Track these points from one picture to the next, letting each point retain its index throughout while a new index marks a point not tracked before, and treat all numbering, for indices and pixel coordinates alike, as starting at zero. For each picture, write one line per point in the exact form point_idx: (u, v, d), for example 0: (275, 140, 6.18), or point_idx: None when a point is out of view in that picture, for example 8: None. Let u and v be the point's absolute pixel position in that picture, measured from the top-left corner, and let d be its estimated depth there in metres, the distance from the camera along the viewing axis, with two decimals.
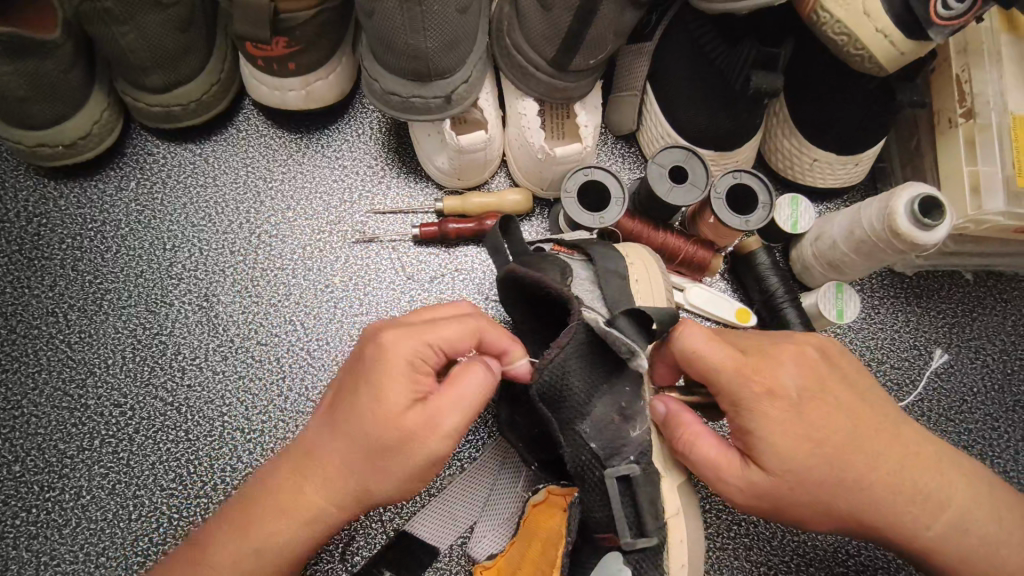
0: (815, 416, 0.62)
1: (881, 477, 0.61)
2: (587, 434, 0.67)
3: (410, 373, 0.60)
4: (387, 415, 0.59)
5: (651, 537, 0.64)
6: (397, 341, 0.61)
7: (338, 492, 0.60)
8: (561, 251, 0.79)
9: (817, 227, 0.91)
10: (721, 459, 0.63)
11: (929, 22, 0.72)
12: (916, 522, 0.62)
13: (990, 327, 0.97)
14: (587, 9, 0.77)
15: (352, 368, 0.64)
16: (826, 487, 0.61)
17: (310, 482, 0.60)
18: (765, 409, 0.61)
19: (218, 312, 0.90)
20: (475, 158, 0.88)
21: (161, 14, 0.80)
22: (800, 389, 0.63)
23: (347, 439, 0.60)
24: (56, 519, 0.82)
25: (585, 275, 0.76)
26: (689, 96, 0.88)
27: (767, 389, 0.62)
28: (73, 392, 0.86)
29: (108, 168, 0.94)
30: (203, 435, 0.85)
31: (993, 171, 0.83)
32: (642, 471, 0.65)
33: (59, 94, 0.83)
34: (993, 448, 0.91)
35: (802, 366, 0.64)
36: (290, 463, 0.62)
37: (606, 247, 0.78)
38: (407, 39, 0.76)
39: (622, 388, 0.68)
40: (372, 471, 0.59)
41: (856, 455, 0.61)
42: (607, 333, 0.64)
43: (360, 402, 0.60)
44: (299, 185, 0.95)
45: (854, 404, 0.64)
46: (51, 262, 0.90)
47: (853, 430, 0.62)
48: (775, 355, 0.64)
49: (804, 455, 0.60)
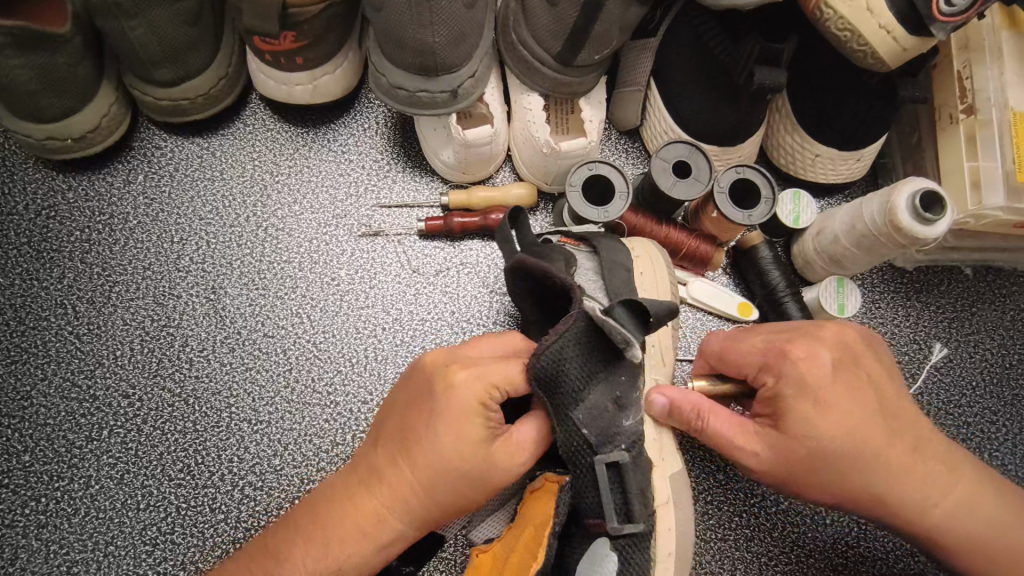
0: (846, 390, 0.63)
1: (893, 455, 0.63)
2: (580, 421, 0.66)
3: (478, 411, 0.63)
4: (470, 451, 0.62)
5: (639, 523, 0.65)
6: (464, 380, 0.63)
7: (411, 515, 0.63)
8: (568, 243, 0.81)
9: (818, 222, 0.92)
10: (737, 431, 0.66)
11: (931, 18, 0.73)
12: (925, 504, 0.64)
13: (989, 322, 0.98)
14: (592, 4, 0.78)
15: (417, 400, 0.65)
16: (846, 457, 0.62)
17: (384, 505, 0.63)
18: (806, 378, 0.63)
19: (226, 304, 0.91)
20: (481, 153, 0.89)
21: (169, 8, 0.81)
22: (835, 364, 0.64)
23: (422, 471, 0.62)
24: (65, 508, 0.82)
25: (589, 266, 0.77)
26: (693, 92, 0.89)
27: (806, 360, 0.64)
28: (82, 382, 0.87)
29: (116, 161, 0.95)
30: (211, 426, 0.86)
31: (993, 165, 0.84)
32: (632, 459, 0.66)
33: (68, 87, 0.83)
34: (991, 442, 0.93)
35: (838, 345, 0.65)
36: (362, 487, 0.64)
37: (610, 240, 0.79)
38: (414, 34, 0.76)
39: (617, 378, 0.68)
40: (450, 497, 0.63)
41: (874, 432, 0.63)
42: (603, 322, 0.63)
43: (433, 435, 0.62)
44: (305, 179, 0.96)
45: (884, 385, 0.65)
46: (59, 255, 0.91)
47: (878, 406, 0.63)
48: (816, 335, 0.66)
49: (830, 425, 0.62)
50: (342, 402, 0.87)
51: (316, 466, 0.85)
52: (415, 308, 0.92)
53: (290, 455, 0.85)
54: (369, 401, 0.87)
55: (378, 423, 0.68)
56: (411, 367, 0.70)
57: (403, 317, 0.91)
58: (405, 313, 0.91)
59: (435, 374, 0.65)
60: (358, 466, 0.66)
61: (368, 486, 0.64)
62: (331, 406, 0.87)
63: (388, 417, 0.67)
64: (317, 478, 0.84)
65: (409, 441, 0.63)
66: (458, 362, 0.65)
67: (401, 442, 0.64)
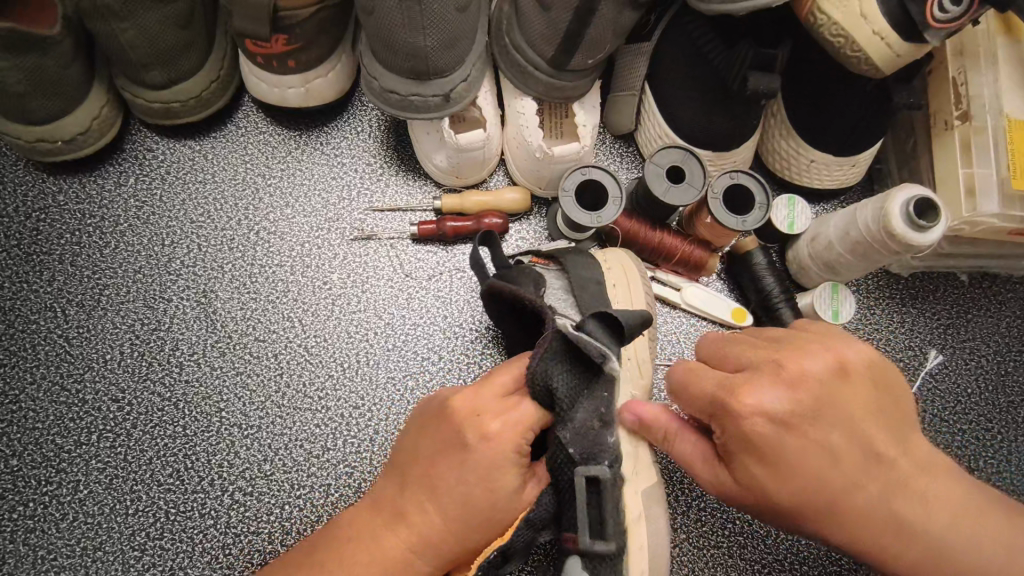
0: (793, 441, 0.59)
1: (852, 504, 0.59)
2: (567, 439, 0.64)
3: (513, 463, 0.63)
4: (495, 497, 0.61)
5: (610, 542, 0.64)
6: (502, 431, 0.63)
7: (437, 560, 0.62)
8: (538, 263, 0.82)
9: (812, 228, 0.92)
10: (699, 460, 0.66)
11: (926, 25, 0.72)
12: (895, 549, 0.60)
13: (985, 329, 0.97)
14: (585, 9, 0.78)
15: (442, 445, 0.63)
16: (800, 507, 0.60)
17: (412, 551, 0.61)
18: (746, 431, 0.60)
19: (216, 307, 0.90)
20: (474, 157, 0.89)
21: (160, 11, 0.80)
22: (791, 411, 0.60)
23: (455, 522, 0.61)
24: (53, 513, 0.82)
25: (558, 284, 0.79)
26: (687, 97, 0.89)
27: (753, 410, 0.60)
28: (71, 386, 0.86)
29: (107, 163, 0.94)
30: (201, 430, 0.86)
31: (988, 172, 0.84)
32: (613, 478, 0.65)
33: (58, 90, 0.83)
34: (986, 449, 0.92)
35: (795, 390, 0.61)
36: (388, 529, 0.63)
37: (579, 255, 0.81)
38: (406, 37, 0.76)
39: (602, 396, 0.67)
40: (472, 543, 0.61)
41: (829, 483, 0.59)
42: (581, 340, 0.63)
43: (468, 486, 0.61)
44: (297, 182, 0.96)
45: (848, 430, 0.60)
46: (49, 257, 0.90)
47: (834, 458, 0.59)
48: (769, 376, 0.62)
49: (772, 479, 0.60)
50: (333, 406, 0.87)
51: (307, 471, 0.84)
52: (406, 312, 0.91)
53: (280, 460, 0.85)
54: (360, 406, 0.87)
55: (397, 459, 0.67)
56: (434, 403, 0.67)
57: (395, 322, 0.91)
58: (397, 318, 0.91)
59: (467, 423, 0.63)
60: (379, 502, 0.65)
61: (390, 522, 0.63)
62: (322, 411, 0.87)
63: (408, 452, 0.66)
64: (308, 484, 0.84)
65: (433, 480, 0.62)
66: (490, 412, 0.64)
67: (424, 480, 0.63)
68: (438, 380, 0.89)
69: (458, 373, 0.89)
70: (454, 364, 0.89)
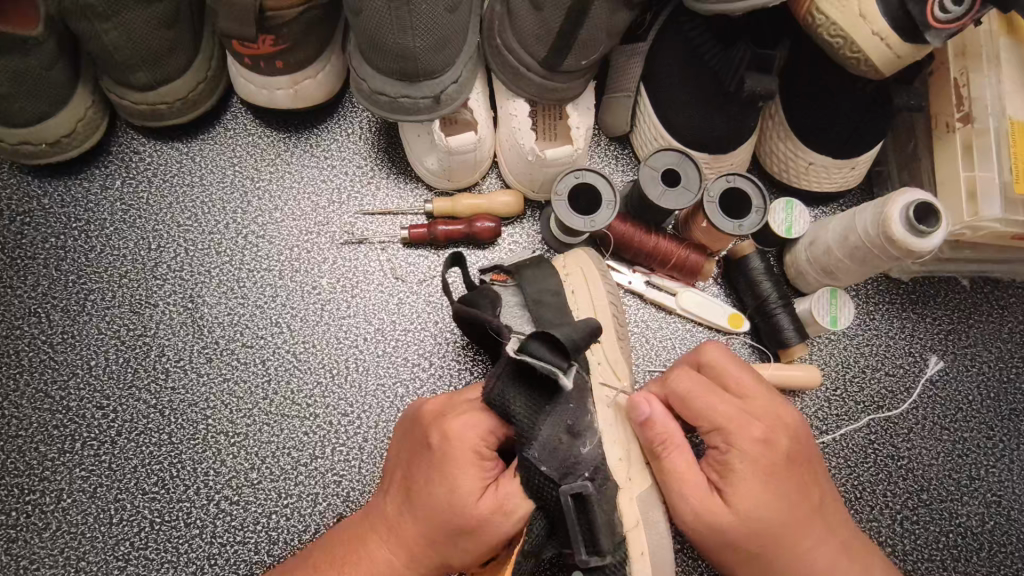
0: (791, 480, 0.64)
1: (817, 549, 0.64)
2: (537, 459, 0.64)
3: (473, 461, 0.63)
4: (461, 498, 0.61)
5: (606, 556, 0.63)
6: (458, 429, 0.64)
7: (418, 563, 0.64)
8: (495, 280, 0.80)
9: (811, 232, 0.90)
10: (691, 487, 0.64)
11: (926, 25, 0.70)
12: None
13: (987, 334, 0.95)
14: (578, 10, 0.76)
15: (416, 450, 0.67)
16: (779, 540, 0.62)
17: (392, 555, 0.64)
18: (759, 456, 0.64)
19: (203, 313, 0.89)
20: (466, 159, 0.87)
21: (146, 11, 0.79)
22: (792, 447, 0.66)
23: (422, 520, 0.63)
24: (36, 523, 0.81)
25: (515, 300, 0.77)
26: (682, 100, 0.87)
27: (762, 441, 0.64)
28: (56, 393, 0.85)
29: (91, 166, 0.92)
30: (186, 438, 0.84)
31: (990, 176, 0.82)
32: (597, 489, 0.64)
33: (41, 91, 0.81)
34: (987, 458, 0.91)
35: (793, 435, 0.67)
36: (376, 535, 0.65)
37: (534, 268, 0.78)
38: (395, 38, 0.74)
39: (566, 406, 0.67)
40: (448, 544, 0.62)
41: (804, 525, 0.63)
42: (525, 357, 0.62)
43: (430, 487, 0.63)
44: (286, 186, 0.94)
45: (820, 482, 0.67)
46: (34, 262, 0.89)
47: (813, 502, 0.65)
48: (776, 416, 0.67)
49: (772, 506, 0.62)
50: (322, 413, 0.85)
51: (294, 480, 0.83)
52: (398, 317, 0.90)
53: (267, 468, 0.83)
54: (350, 413, 0.85)
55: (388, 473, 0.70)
56: (408, 415, 0.71)
57: (386, 326, 0.89)
58: (388, 322, 0.89)
59: (430, 423, 0.67)
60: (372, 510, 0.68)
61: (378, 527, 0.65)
62: (310, 418, 0.85)
63: (395, 466, 0.69)
64: (296, 492, 0.82)
65: (411, 482, 0.65)
66: (449, 414, 0.66)
67: (406, 484, 0.66)
68: (428, 386, 0.87)
69: (449, 378, 0.88)
70: (444, 370, 0.88)
